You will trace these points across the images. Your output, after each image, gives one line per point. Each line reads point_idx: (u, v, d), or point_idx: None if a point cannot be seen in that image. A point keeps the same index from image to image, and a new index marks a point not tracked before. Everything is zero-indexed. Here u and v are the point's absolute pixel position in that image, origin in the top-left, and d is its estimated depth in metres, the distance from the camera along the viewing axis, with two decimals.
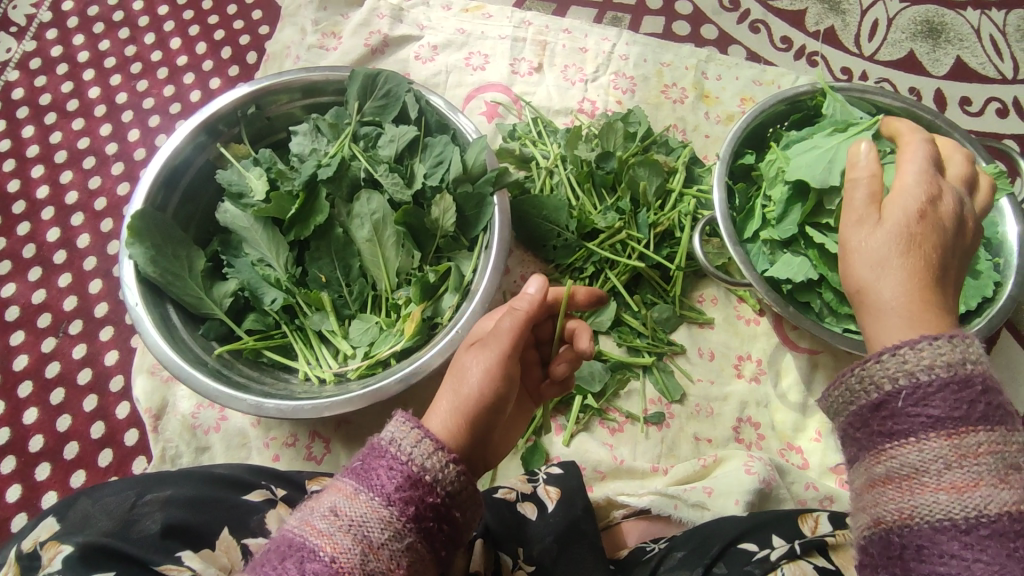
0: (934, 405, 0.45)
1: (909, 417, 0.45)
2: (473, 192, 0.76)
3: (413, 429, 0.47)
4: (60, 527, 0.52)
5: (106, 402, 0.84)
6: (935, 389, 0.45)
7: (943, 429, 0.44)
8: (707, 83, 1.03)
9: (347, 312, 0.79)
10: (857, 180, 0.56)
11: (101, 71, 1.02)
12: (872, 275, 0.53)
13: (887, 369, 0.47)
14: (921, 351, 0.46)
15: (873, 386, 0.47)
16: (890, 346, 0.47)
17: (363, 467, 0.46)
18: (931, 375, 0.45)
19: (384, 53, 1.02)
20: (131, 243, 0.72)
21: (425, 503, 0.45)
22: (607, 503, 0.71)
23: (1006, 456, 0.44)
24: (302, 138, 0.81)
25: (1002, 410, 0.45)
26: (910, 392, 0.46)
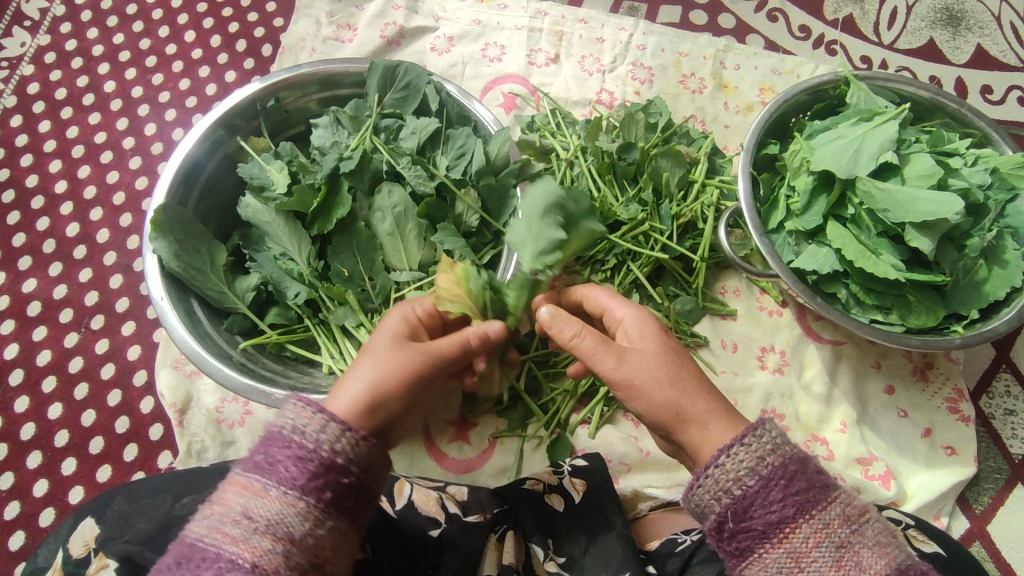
0: (757, 518, 0.50)
1: (744, 535, 0.51)
2: (495, 184, 0.75)
3: (317, 415, 0.52)
4: (99, 529, 0.58)
5: (131, 397, 0.84)
6: (751, 500, 0.51)
7: (771, 540, 0.50)
8: (726, 73, 1.02)
9: (371, 307, 0.78)
10: (579, 334, 0.56)
11: (116, 64, 1.02)
12: (665, 398, 0.55)
13: (708, 492, 0.52)
14: (726, 467, 0.52)
15: (704, 510, 0.52)
16: (701, 469, 0.52)
17: (268, 462, 0.51)
18: (745, 487, 0.51)
19: (399, 45, 1.01)
20: (154, 238, 0.72)
21: (347, 476, 0.52)
22: (633, 495, 0.75)
23: (832, 539, 0.49)
24: (323, 130, 0.81)
25: (809, 491, 0.50)
26: (734, 512, 0.51)
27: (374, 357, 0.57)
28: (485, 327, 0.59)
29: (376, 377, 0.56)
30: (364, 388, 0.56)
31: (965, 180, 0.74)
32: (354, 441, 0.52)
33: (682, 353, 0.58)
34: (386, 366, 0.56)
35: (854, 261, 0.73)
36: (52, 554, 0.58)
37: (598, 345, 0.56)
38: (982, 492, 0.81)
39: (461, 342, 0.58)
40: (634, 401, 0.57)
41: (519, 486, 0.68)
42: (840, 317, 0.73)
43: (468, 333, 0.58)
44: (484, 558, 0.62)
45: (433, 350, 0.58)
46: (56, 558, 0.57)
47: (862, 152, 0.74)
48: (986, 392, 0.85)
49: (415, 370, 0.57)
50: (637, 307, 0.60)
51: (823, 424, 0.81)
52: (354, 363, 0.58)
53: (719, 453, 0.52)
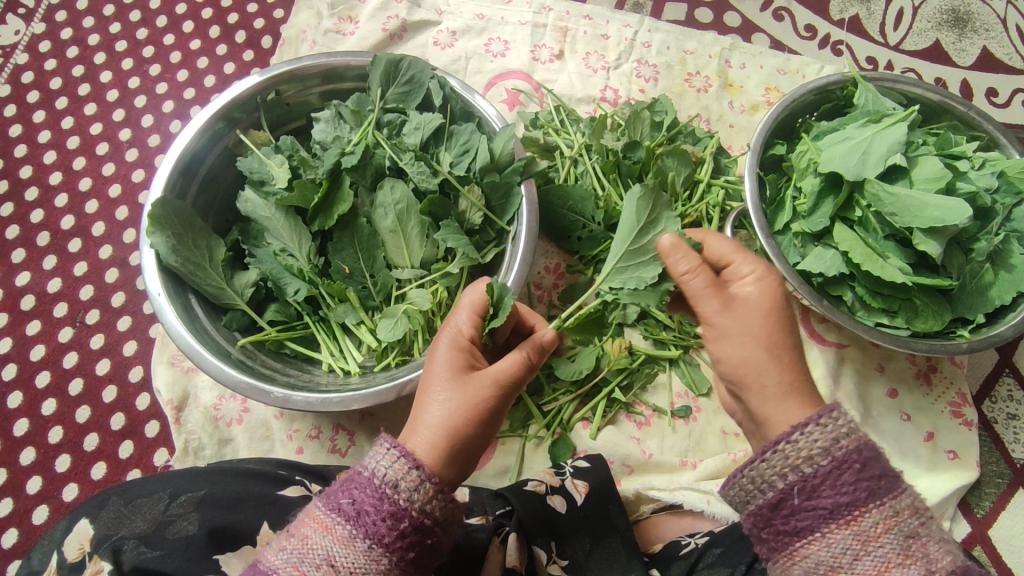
0: (824, 498, 0.50)
1: (808, 513, 0.50)
2: (500, 181, 0.75)
3: (413, 471, 0.50)
4: (94, 531, 0.57)
5: (126, 393, 0.82)
6: (820, 480, 0.50)
7: (836, 521, 0.49)
8: (731, 72, 1.01)
9: (372, 304, 0.78)
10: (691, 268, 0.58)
11: (112, 54, 1.00)
12: (745, 354, 0.57)
13: (775, 466, 0.52)
14: (799, 444, 0.51)
15: (767, 485, 0.52)
16: (769, 443, 0.52)
17: (357, 510, 0.49)
18: (816, 466, 0.51)
19: (401, 38, 0.99)
20: (152, 232, 0.70)
21: (424, 539, 0.49)
22: (636, 497, 0.73)
23: (900, 529, 0.49)
24: (324, 125, 0.79)
25: (883, 479, 0.50)
26: (801, 489, 0.51)
27: (442, 395, 0.55)
28: (536, 337, 0.59)
29: (451, 417, 0.53)
30: (447, 426, 0.53)
31: (973, 184, 0.73)
32: (443, 501, 0.50)
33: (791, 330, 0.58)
34: (460, 402, 0.54)
35: (861, 264, 0.72)
36: (47, 557, 0.57)
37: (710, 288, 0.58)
38: (984, 497, 0.81)
39: (522, 360, 0.57)
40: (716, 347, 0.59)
41: (522, 488, 0.66)
42: (847, 320, 0.73)
43: (522, 351, 0.57)
44: (485, 561, 0.60)
45: (497, 373, 0.55)
46: (51, 561, 0.56)
47: (870, 154, 0.73)
48: (988, 396, 0.85)
49: (486, 403, 0.54)
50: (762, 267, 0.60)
51: None
52: (422, 397, 0.55)
53: (792, 431, 0.52)
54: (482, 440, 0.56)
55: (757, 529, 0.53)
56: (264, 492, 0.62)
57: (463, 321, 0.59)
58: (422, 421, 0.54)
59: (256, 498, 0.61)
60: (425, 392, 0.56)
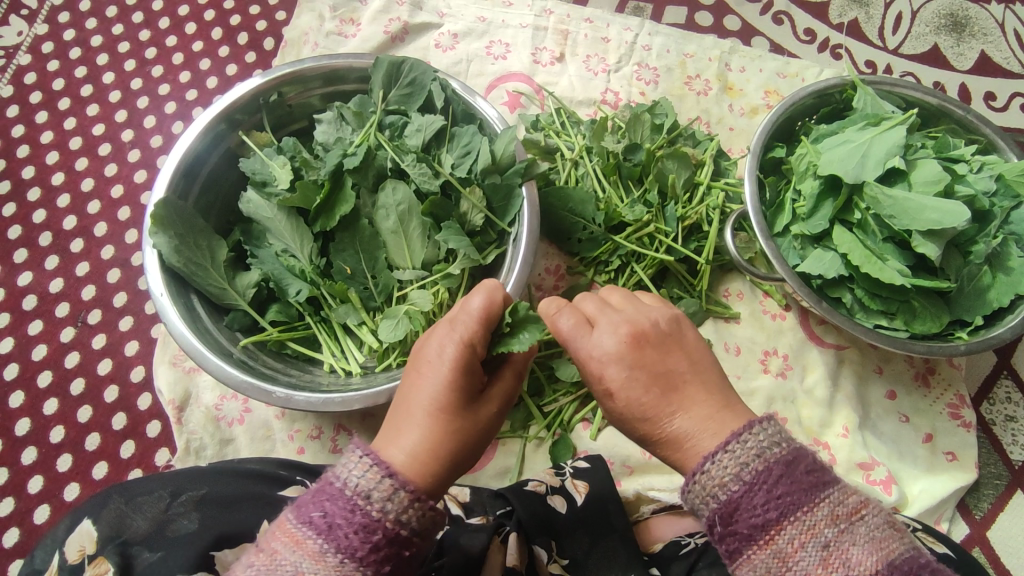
0: (741, 522, 0.48)
1: (732, 537, 0.49)
2: (501, 183, 0.75)
3: (386, 479, 0.48)
4: (97, 531, 0.57)
5: (128, 393, 0.83)
6: (738, 505, 0.48)
7: (756, 541, 0.48)
8: (731, 75, 1.02)
9: (373, 305, 0.78)
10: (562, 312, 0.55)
11: (115, 56, 1.00)
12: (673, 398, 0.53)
13: (697, 495, 0.50)
14: (712, 473, 0.49)
15: (692, 514, 0.51)
16: (689, 474, 0.50)
17: (327, 523, 0.47)
18: (731, 491, 0.48)
19: (403, 41, 1.00)
20: (155, 232, 0.71)
21: (399, 549, 0.48)
22: (636, 498, 0.74)
23: (818, 539, 0.47)
24: (326, 126, 0.80)
25: (796, 492, 0.48)
26: (721, 515, 0.49)
27: (447, 423, 0.52)
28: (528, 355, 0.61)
29: (456, 448, 0.52)
30: (451, 457, 0.52)
31: (971, 187, 0.74)
32: (422, 511, 0.49)
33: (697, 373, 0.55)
34: (463, 430, 0.53)
35: (860, 267, 0.73)
36: (50, 556, 0.57)
37: (573, 328, 0.54)
38: (982, 498, 0.81)
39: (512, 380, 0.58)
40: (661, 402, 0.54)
41: (522, 489, 0.67)
42: (847, 322, 0.73)
43: (514, 371, 0.59)
44: (486, 561, 0.60)
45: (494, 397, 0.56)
46: (53, 561, 0.56)
47: (869, 156, 0.74)
48: (987, 398, 0.85)
49: (484, 428, 0.55)
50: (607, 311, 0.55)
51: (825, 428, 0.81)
52: (421, 423, 0.52)
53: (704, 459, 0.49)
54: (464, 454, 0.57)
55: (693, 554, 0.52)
56: (262, 492, 0.62)
57: (474, 332, 0.53)
58: (424, 451, 0.51)
59: (255, 497, 0.61)
60: (419, 410, 0.52)
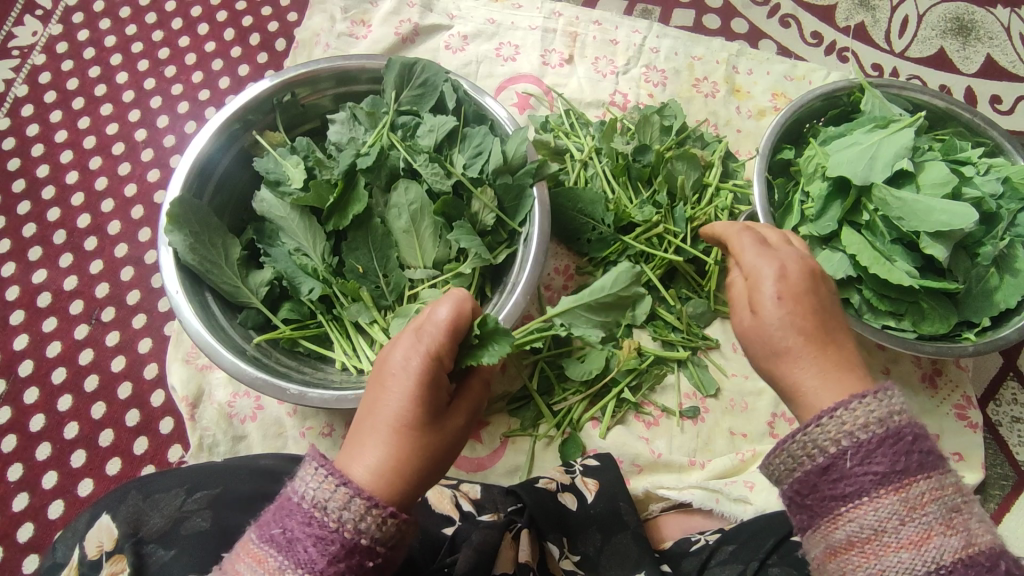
0: (876, 463, 0.49)
1: (857, 477, 0.49)
2: (513, 183, 0.76)
3: (340, 489, 0.48)
4: (117, 528, 0.57)
5: (141, 390, 0.83)
6: (874, 446, 0.49)
7: (886, 485, 0.48)
8: (738, 77, 1.02)
9: (385, 304, 0.79)
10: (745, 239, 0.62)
11: (128, 56, 1.01)
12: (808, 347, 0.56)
13: (829, 431, 0.51)
14: (855, 412, 0.51)
15: (817, 450, 0.51)
16: (827, 410, 0.52)
17: (285, 538, 0.47)
18: (871, 432, 0.50)
19: (414, 42, 1.01)
20: (170, 230, 0.72)
21: (360, 558, 0.47)
22: (645, 496, 0.75)
23: (945, 500, 0.48)
24: (339, 126, 0.81)
25: (933, 454, 0.49)
26: (855, 452, 0.50)
27: (413, 439, 0.52)
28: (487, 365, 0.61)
29: (421, 464, 0.52)
30: (416, 473, 0.51)
31: (979, 189, 0.74)
32: (382, 520, 0.48)
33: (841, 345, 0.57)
34: (433, 444, 0.53)
35: (869, 268, 0.73)
36: (69, 551, 0.58)
37: (757, 248, 0.60)
38: (989, 498, 0.82)
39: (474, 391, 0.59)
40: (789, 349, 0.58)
41: (531, 485, 0.67)
42: (856, 323, 0.74)
43: (475, 383, 0.59)
44: (498, 557, 0.60)
45: (459, 410, 0.56)
46: (73, 555, 0.57)
47: (878, 158, 0.74)
48: (993, 399, 0.86)
49: (452, 441, 0.55)
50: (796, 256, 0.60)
51: None
52: (385, 439, 0.51)
53: (851, 399, 0.51)
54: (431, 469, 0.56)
55: (802, 496, 0.52)
56: (273, 491, 0.62)
57: (438, 342, 0.53)
58: (387, 467, 0.50)
59: (265, 497, 0.61)
60: (386, 423, 0.52)
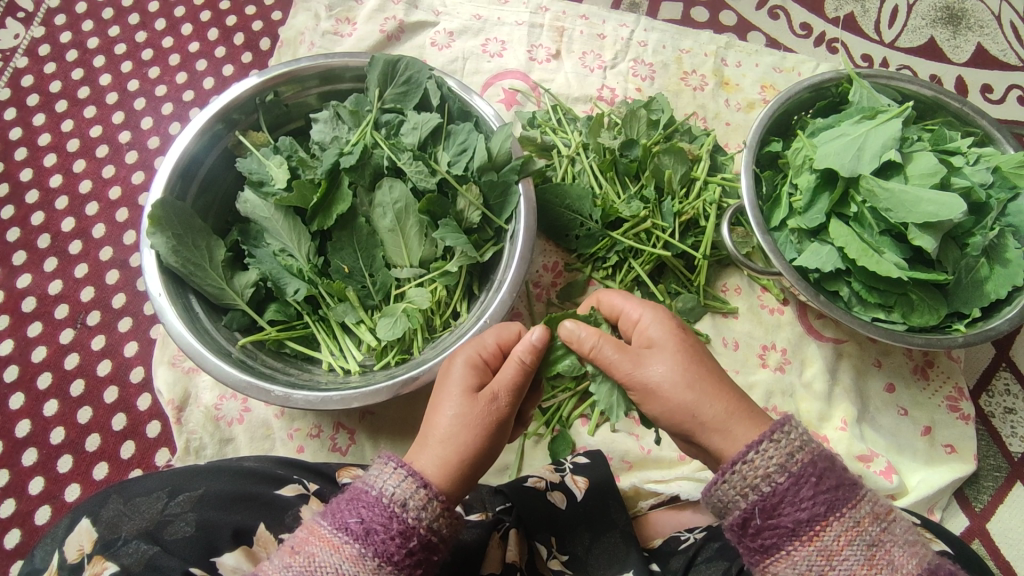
0: (785, 516, 0.50)
1: (772, 532, 0.51)
2: (498, 180, 0.75)
3: (420, 489, 0.51)
4: (97, 533, 0.57)
5: (127, 394, 0.83)
6: (780, 499, 0.50)
7: (800, 537, 0.50)
8: (727, 70, 1.02)
9: (371, 304, 0.78)
10: (645, 315, 0.59)
11: (112, 58, 1.00)
12: (680, 401, 0.55)
13: (735, 488, 0.52)
14: (755, 464, 0.51)
15: (729, 507, 0.52)
16: (728, 465, 0.52)
17: (364, 528, 0.49)
18: (773, 484, 0.51)
19: (399, 40, 1.00)
20: (152, 233, 0.71)
21: (428, 553, 0.51)
22: (633, 492, 0.74)
23: (863, 538, 0.50)
24: (323, 125, 0.80)
25: (839, 491, 0.50)
26: (762, 509, 0.51)
27: (452, 409, 0.56)
28: (529, 338, 0.57)
29: (453, 430, 0.55)
30: (448, 445, 0.54)
31: (968, 179, 0.73)
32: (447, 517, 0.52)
33: (704, 353, 0.58)
34: (467, 421, 0.55)
35: (856, 260, 0.73)
36: (48, 556, 0.57)
37: (617, 353, 0.57)
38: (982, 490, 0.82)
39: (520, 366, 0.57)
40: (652, 405, 0.56)
41: (522, 485, 0.67)
42: (844, 316, 0.73)
43: (519, 354, 0.57)
44: (485, 557, 0.61)
45: (504, 390, 0.56)
46: (52, 561, 0.56)
47: (865, 150, 0.74)
48: (985, 390, 0.85)
49: (494, 418, 0.56)
50: (651, 304, 0.60)
51: (824, 422, 0.81)
52: (432, 408, 0.57)
53: (747, 450, 0.52)
54: (487, 456, 0.56)
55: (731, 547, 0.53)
56: (262, 493, 0.61)
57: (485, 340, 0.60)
58: (426, 437, 0.55)
59: (253, 497, 0.61)
60: (437, 403, 0.57)
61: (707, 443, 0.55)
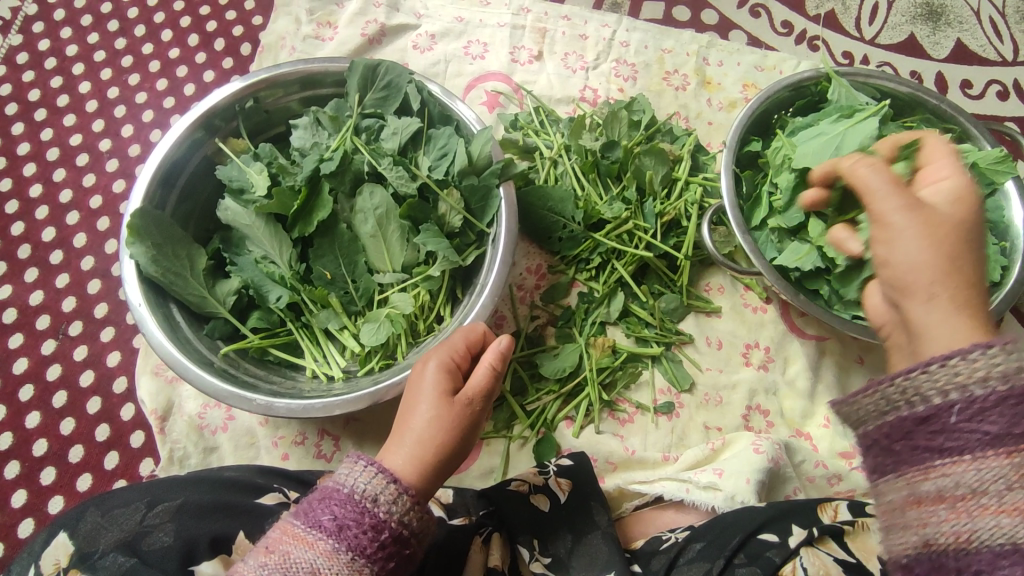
0: (989, 423, 0.44)
1: (963, 434, 0.44)
2: (479, 184, 0.75)
3: (391, 485, 0.52)
4: (74, 546, 0.56)
5: (110, 404, 0.83)
6: (991, 404, 0.44)
7: (999, 449, 0.43)
8: (709, 69, 1.02)
9: (354, 310, 0.78)
10: (953, 177, 0.56)
11: (91, 65, 1.00)
12: (920, 256, 0.50)
13: (935, 380, 0.46)
14: (976, 362, 0.45)
15: (917, 398, 0.46)
16: (938, 356, 0.46)
17: (336, 524, 0.50)
18: (990, 389, 0.44)
19: (381, 43, 1.00)
20: (131, 243, 0.71)
21: (399, 548, 0.51)
22: (618, 493, 0.74)
23: None
24: (302, 132, 0.80)
25: None
26: (964, 407, 0.44)
27: (423, 410, 0.57)
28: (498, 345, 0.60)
29: (424, 431, 0.56)
30: (418, 445, 0.56)
31: None
32: (418, 513, 0.53)
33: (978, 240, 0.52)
34: (438, 421, 0.56)
35: (834, 259, 0.73)
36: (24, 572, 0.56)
37: (890, 187, 0.53)
38: None
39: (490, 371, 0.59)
40: (883, 249, 0.53)
41: (505, 488, 0.68)
42: (822, 314, 0.74)
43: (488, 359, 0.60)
44: (467, 560, 0.61)
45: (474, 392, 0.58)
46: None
47: (844, 148, 0.74)
48: None
49: (464, 420, 0.57)
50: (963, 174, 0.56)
51: (807, 419, 0.82)
52: (404, 410, 0.59)
53: (970, 347, 0.45)
54: (458, 456, 0.58)
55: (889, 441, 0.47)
56: (242, 502, 0.62)
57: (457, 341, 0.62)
58: (398, 438, 0.57)
59: (232, 506, 0.61)
60: (410, 405, 0.59)
61: (916, 313, 0.51)
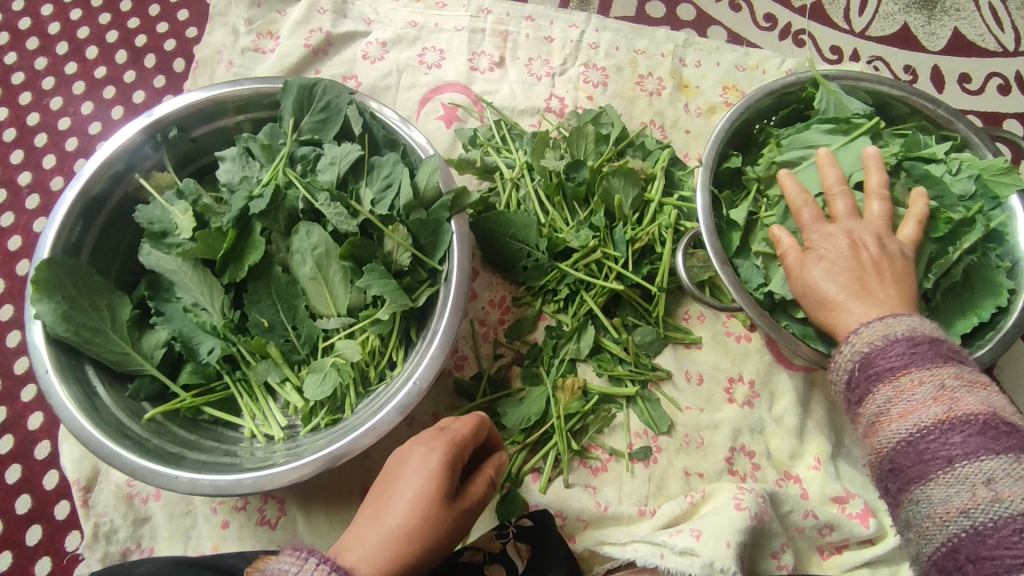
0: (881, 362, 0.54)
1: (866, 376, 0.55)
2: (427, 218, 0.68)
3: None
4: None
5: (32, 472, 0.77)
6: (882, 350, 0.55)
7: (886, 378, 0.53)
8: (686, 71, 0.94)
9: (297, 358, 0.71)
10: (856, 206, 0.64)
11: (9, 88, 0.91)
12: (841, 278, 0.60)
13: (848, 352, 0.57)
14: (866, 338, 0.56)
15: (844, 362, 0.57)
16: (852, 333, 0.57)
17: None
18: (871, 345, 0.55)
19: (327, 53, 0.91)
20: (37, 300, 0.63)
21: None
22: (589, 555, 0.69)
23: (945, 384, 0.51)
24: (230, 164, 0.72)
25: (940, 350, 0.53)
26: (862, 361, 0.55)
27: (409, 502, 0.55)
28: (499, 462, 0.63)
29: (406, 527, 0.53)
30: (395, 542, 0.53)
31: (943, 194, 0.67)
32: None
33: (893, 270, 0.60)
34: (424, 523, 0.54)
35: None
36: None
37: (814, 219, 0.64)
38: None
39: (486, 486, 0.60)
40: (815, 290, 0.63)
41: (456, 560, 0.62)
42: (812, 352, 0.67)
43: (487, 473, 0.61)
44: None
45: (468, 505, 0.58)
46: None
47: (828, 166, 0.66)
48: None
49: (449, 529, 0.56)
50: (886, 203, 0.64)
51: (795, 459, 0.75)
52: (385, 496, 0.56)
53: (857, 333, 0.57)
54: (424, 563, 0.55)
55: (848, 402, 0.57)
56: None
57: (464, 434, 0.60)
58: (375, 528, 0.54)
59: None
60: (395, 492, 0.56)
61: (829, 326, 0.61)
